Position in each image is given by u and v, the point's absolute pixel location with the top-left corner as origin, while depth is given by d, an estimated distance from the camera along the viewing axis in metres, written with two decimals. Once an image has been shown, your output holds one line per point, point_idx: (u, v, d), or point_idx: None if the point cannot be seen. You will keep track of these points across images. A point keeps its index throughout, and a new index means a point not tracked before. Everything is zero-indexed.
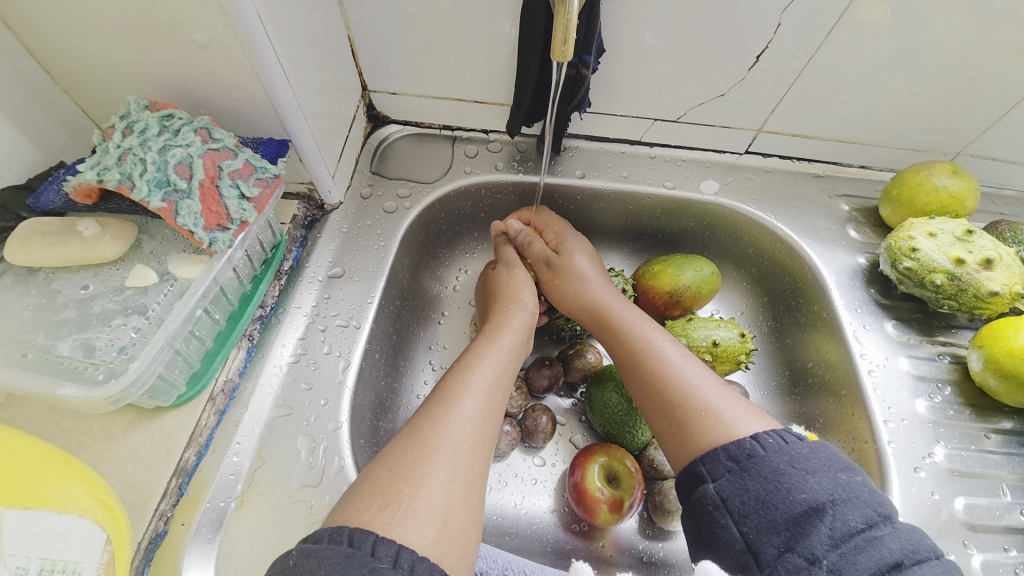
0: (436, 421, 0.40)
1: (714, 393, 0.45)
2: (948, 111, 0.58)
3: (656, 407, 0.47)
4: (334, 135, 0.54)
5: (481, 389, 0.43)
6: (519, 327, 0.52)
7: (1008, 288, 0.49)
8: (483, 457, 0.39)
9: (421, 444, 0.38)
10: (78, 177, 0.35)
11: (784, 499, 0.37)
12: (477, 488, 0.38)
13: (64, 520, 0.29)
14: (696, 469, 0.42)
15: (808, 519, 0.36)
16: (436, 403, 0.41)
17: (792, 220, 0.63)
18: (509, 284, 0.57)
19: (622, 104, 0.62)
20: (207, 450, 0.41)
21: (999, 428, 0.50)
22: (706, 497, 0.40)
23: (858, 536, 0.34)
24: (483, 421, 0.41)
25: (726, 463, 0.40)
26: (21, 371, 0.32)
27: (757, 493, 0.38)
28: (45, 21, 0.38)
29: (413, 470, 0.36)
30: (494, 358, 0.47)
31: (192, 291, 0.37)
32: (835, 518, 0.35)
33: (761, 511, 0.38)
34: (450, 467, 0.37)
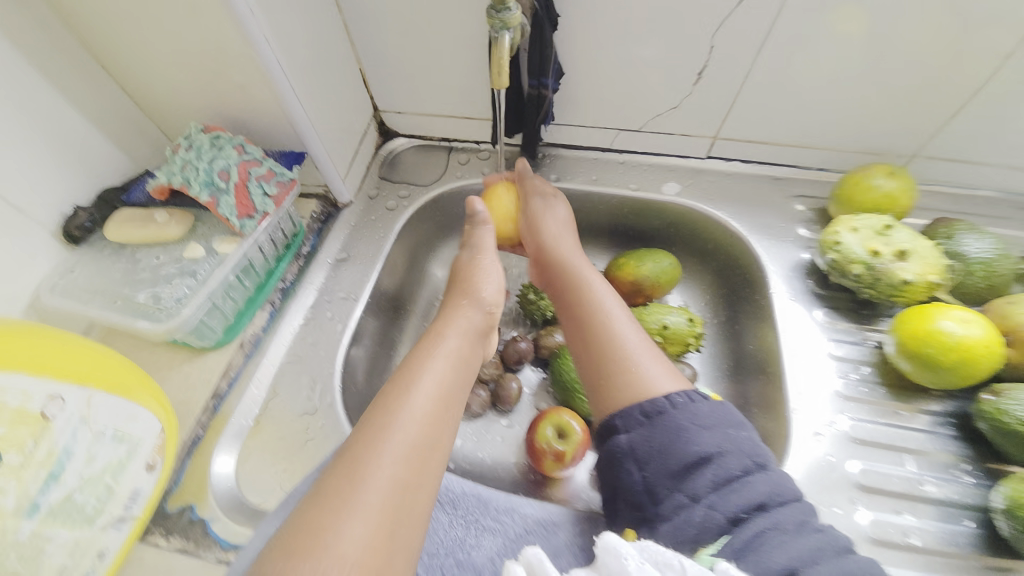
0: (378, 421, 0.39)
1: (639, 355, 0.50)
2: (889, 115, 0.63)
3: (591, 363, 0.51)
4: (345, 148, 0.68)
5: (427, 392, 0.43)
6: (467, 325, 0.53)
7: (920, 277, 0.53)
8: (425, 462, 0.39)
9: (361, 446, 0.37)
10: (156, 180, 0.50)
11: (681, 450, 0.43)
12: (416, 493, 0.37)
13: (133, 407, 0.42)
14: (615, 420, 0.47)
15: (697, 466, 0.42)
16: (378, 406, 0.41)
17: (745, 218, 0.70)
18: (476, 264, 0.61)
19: (589, 117, 0.71)
20: (235, 382, 0.55)
21: (922, 408, 0.53)
22: (617, 446, 0.46)
23: (734, 482, 0.41)
24: (421, 444, 0.39)
25: (639, 416, 0.46)
26: (114, 312, 0.47)
27: (661, 444, 0.44)
28: (138, 69, 0.53)
29: (348, 476, 0.36)
30: (435, 371, 0.45)
31: (228, 262, 0.51)
32: (721, 466, 0.42)
33: (661, 459, 0.44)
34: (388, 472, 0.36)
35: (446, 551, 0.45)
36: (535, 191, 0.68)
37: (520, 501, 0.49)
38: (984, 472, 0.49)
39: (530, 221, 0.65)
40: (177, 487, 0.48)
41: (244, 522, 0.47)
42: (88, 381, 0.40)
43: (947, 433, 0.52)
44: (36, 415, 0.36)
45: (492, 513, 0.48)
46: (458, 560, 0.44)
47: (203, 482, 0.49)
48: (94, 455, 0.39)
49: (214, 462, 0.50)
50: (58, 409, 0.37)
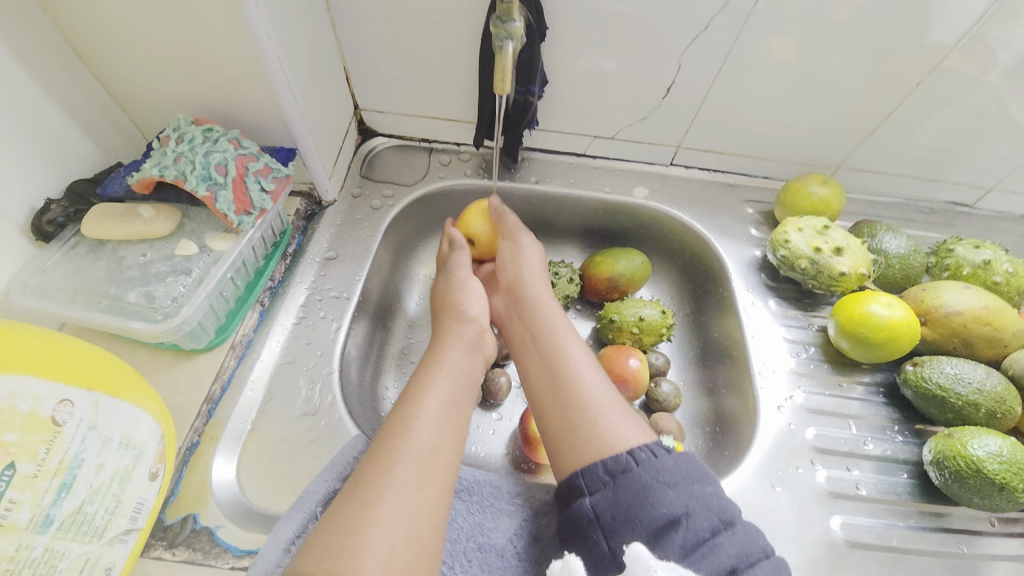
0: (381, 463, 0.42)
1: (603, 406, 0.49)
2: (821, 132, 0.73)
3: (556, 413, 0.51)
4: (331, 146, 0.67)
5: (426, 424, 0.45)
6: (467, 335, 0.57)
7: (853, 270, 0.63)
8: (432, 493, 0.42)
9: (364, 492, 0.40)
10: (142, 173, 0.48)
11: (649, 514, 0.42)
12: (427, 523, 0.40)
13: (136, 411, 0.40)
14: (577, 482, 0.46)
15: (665, 530, 0.42)
16: (379, 447, 0.43)
17: (706, 220, 0.78)
18: (455, 291, 0.61)
19: (567, 124, 0.76)
20: (229, 385, 0.53)
21: (857, 379, 0.64)
22: (583, 512, 0.45)
23: (702, 545, 0.41)
24: (434, 451, 0.44)
25: (603, 479, 0.45)
26: (99, 313, 0.45)
27: (628, 508, 0.43)
28: (123, 62, 0.51)
29: (353, 518, 0.38)
30: (440, 384, 0.49)
31: (225, 260, 0.50)
32: (687, 530, 0.41)
33: (630, 525, 0.43)
34: (392, 509, 0.39)
35: (466, 535, 0.48)
36: (511, 232, 0.66)
37: (528, 483, 0.54)
38: (909, 431, 0.61)
39: (507, 266, 0.64)
40: (175, 497, 0.46)
41: (254, 528, 0.46)
42: (95, 384, 0.37)
43: (880, 400, 0.63)
44: (46, 421, 0.34)
45: (505, 497, 0.52)
46: (478, 543, 0.48)
47: (204, 490, 0.47)
48: (103, 462, 0.37)
49: (211, 469, 0.48)
50: (67, 414, 0.35)
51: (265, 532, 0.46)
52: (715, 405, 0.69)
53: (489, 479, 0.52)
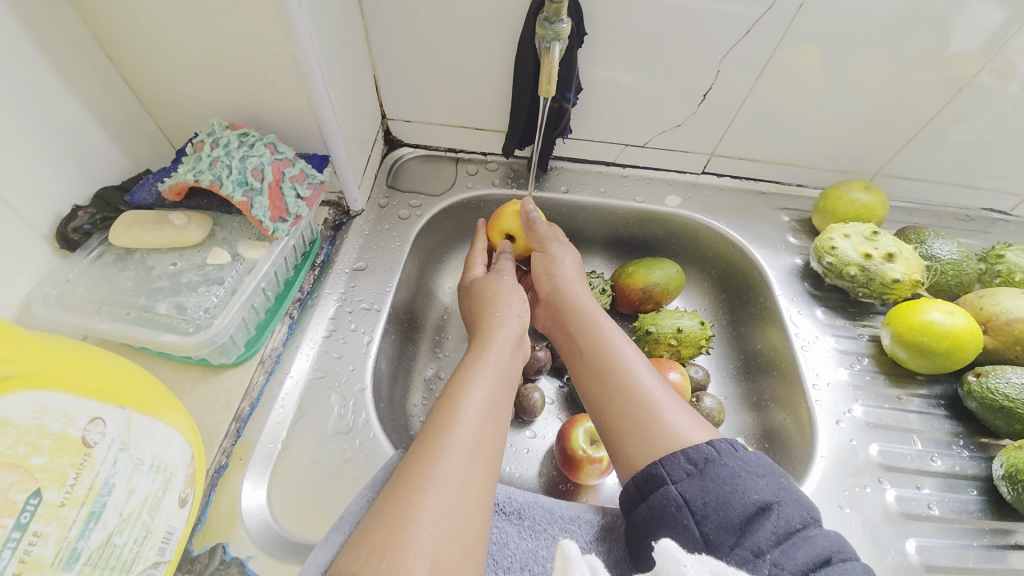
0: (424, 458, 0.38)
1: (662, 400, 0.48)
2: (860, 138, 0.71)
3: (615, 416, 0.49)
4: (359, 154, 0.65)
5: (472, 419, 0.42)
6: (507, 335, 0.52)
7: (907, 276, 0.61)
8: (477, 491, 0.38)
9: (409, 486, 0.36)
10: (175, 178, 0.46)
11: (739, 500, 0.40)
12: (472, 521, 0.37)
13: (168, 430, 0.37)
14: (656, 471, 0.44)
15: (757, 517, 0.40)
16: (424, 440, 0.40)
17: (742, 228, 0.75)
18: (494, 291, 0.58)
19: (598, 132, 0.74)
20: (258, 403, 0.50)
21: (916, 392, 0.61)
22: (668, 499, 0.43)
23: (796, 534, 0.38)
24: (479, 447, 0.40)
25: (686, 466, 0.43)
26: (128, 325, 0.42)
27: (717, 494, 0.41)
28: (158, 66, 0.49)
29: (398, 514, 0.35)
30: (483, 378, 0.46)
31: (258, 269, 0.47)
32: (780, 517, 0.39)
33: (720, 512, 0.40)
34: (438, 506, 0.36)
35: (521, 564, 0.47)
36: (542, 241, 0.63)
37: (582, 507, 0.51)
38: (975, 445, 0.58)
39: (543, 280, 0.62)
40: (202, 525, 0.43)
41: (288, 559, 0.42)
42: (126, 401, 0.34)
43: (941, 412, 0.60)
44: (76, 443, 0.31)
45: (559, 522, 0.50)
46: (534, 572, 0.47)
47: (233, 516, 0.44)
48: (134, 487, 0.33)
49: (239, 495, 0.45)
50: (98, 434, 0.32)
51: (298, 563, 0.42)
52: (762, 419, 0.66)
53: (539, 501, 0.51)
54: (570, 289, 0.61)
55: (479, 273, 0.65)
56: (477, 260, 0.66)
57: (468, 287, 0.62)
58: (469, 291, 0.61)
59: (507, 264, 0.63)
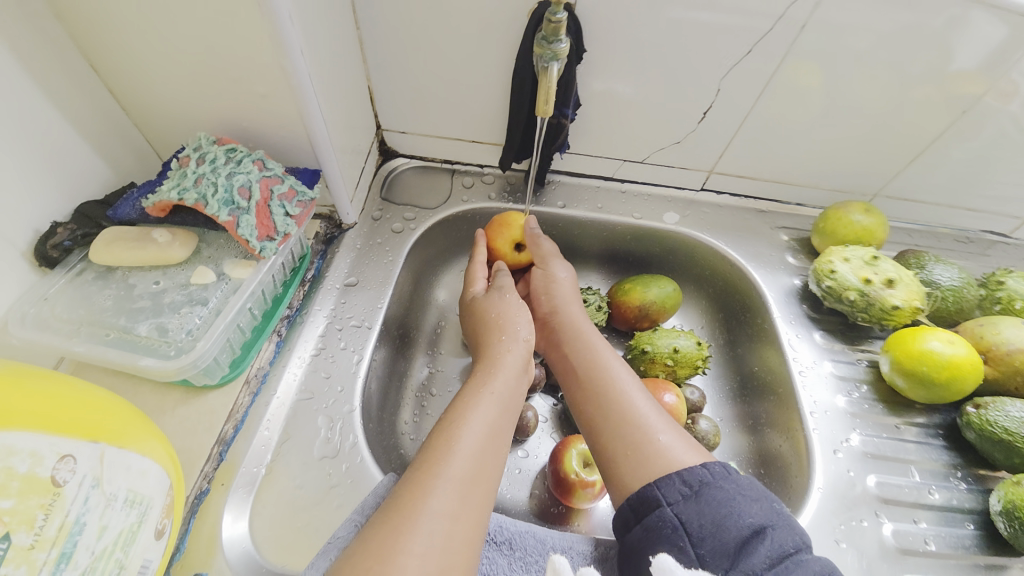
0: (416, 487, 0.37)
1: (654, 420, 0.47)
2: (860, 159, 0.71)
3: (609, 436, 0.48)
4: (353, 167, 0.64)
5: (468, 450, 0.40)
6: (513, 362, 0.50)
7: (907, 302, 0.60)
8: (469, 526, 0.37)
9: (398, 515, 0.35)
10: (159, 196, 0.45)
11: (733, 523, 0.40)
12: (461, 556, 0.35)
13: (145, 460, 0.36)
14: (651, 492, 0.43)
15: (751, 540, 0.39)
16: (418, 468, 0.39)
17: (741, 247, 0.74)
18: (494, 310, 0.56)
19: (596, 147, 0.73)
20: (242, 425, 0.49)
21: (913, 421, 0.61)
22: (664, 520, 0.41)
23: (790, 558, 0.37)
24: (474, 480, 0.39)
25: (681, 487, 0.42)
26: (106, 347, 0.41)
27: (713, 516, 0.40)
28: (144, 77, 0.48)
29: (385, 545, 0.33)
30: (486, 406, 0.45)
31: (244, 288, 0.46)
32: (774, 541, 0.38)
33: (716, 534, 0.39)
34: (426, 540, 0.34)
35: None
36: (544, 257, 0.63)
37: (574, 537, 0.50)
38: (973, 477, 0.57)
39: (541, 298, 0.62)
40: (181, 554, 0.41)
41: None
42: (99, 435, 0.33)
43: (939, 443, 0.59)
44: (45, 483, 0.29)
45: (550, 552, 0.49)
46: None
47: (213, 546, 0.42)
48: (106, 524, 0.32)
49: (219, 524, 0.43)
50: (68, 472, 0.30)
51: None
52: (758, 443, 0.65)
53: (530, 530, 0.50)
54: (567, 307, 0.60)
55: (480, 289, 0.61)
56: (479, 274, 0.63)
57: (469, 304, 0.60)
58: (471, 308, 0.59)
59: (508, 280, 0.60)
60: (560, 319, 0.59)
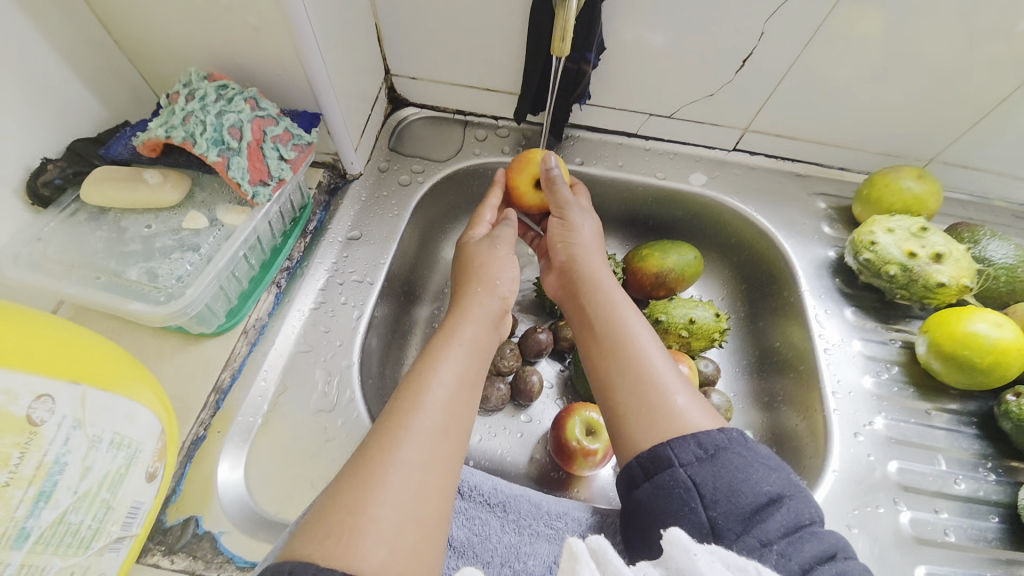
0: (385, 439, 0.36)
1: (670, 381, 0.44)
2: (919, 119, 0.62)
3: (621, 392, 0.45)
4: (358, 113, 0.60)
5: (438, 401, 0.39)
6: (481, 315, 0.48)
7: (954, 280, 0.55)
8: (440, 475, 0.36)
9: (368, 466, 0.34)
10: (149, 134, 0.43)
11: (750, 489, 0.37)
12: (433, 505, 0.35)
13: (131, 404, 0.35)
14: (664, 452, 0.40)
15: (767, 508, 0.37)
16: (387, 418, 0.37)
17: (772, 213, 0.68)
18: (479, 261, 0.53)
19: (620, 99, 0.67)
20: (239, 374, 0.48)
21: (945, 407, 0.56)
22: (676, 481, 0.39)
23: (804, 529, 0.36)
24: (443, 432, 0.37)
25: (696, 449, 0.39)
26: (98, 289, 0.41)
27: (729, 481, 0.38)
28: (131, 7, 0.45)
29: (356, 496, 0.33)
30: (455, 357, 0.43)
31: (237, 236, 0.45)
32: (791, 510, 0.37)
33: (731, 498, 0.37)
34: (398, 491, 0.33)
35: (502, 559, 0.45)
36: (561, 205, 0.58)
37: (571, 503, 0.49)
38: (1003, 469, 0.53)
39: (558, 248, 0.58)
40: (176, 496, 0.42)
41: (261, 537, 0.41)
42: (81, 376, 0.33)
43: (971, 431, 0.55)
44: (21, 421, 0.29)
45: (545, 517, 0.48)
46: (515, 569, 0.45)
47: (208, 490, 0.43)
48: (90, 465, 0.32)
49: (215, 470, 0.44)
50: (46, 412, 0.30)
51: (271, 542, 0.41)
52: (772, 420, 0.63)
53: (526, 495, 0.49)
54: (586, 259, 0.55)
55: (481, 233, 0.58)
56: (483, 219, 0.60)
57: (461, 248, 0.57)
58: (461, 251, 0.56)
59: (507, 233, 0.57)
60: (580, 269, 0.55)
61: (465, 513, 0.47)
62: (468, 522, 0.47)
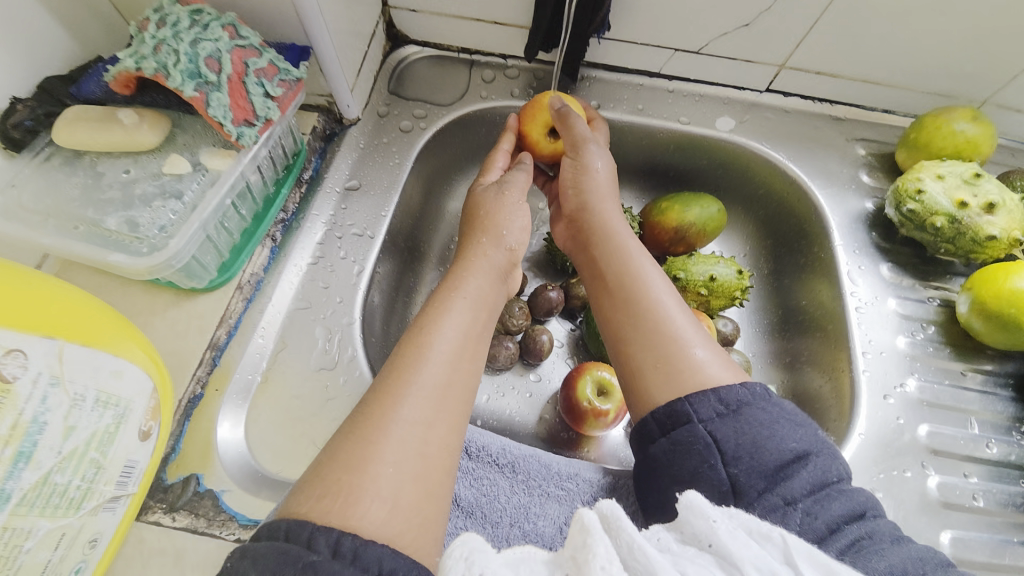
0: (385, 395, 0.33)
1: (688, 333, 0.41)
2: (983, 52, 0.55)
3: (636, 345, 0.42)
4: (353, 50, 0.54)
5: (441, 357, 0.36)
6: (486, 267, 0.45)
7: (1006, 233, 0.50)
8: (445, 432, 0.34)
9: (367, 424, 0.32)
10: (118, 67, 0.39)
11: (775, 446, 0.35)
12: (438, 463, 0.32)
13: (117, 361, 0.33)
14: (682, 407, 0.37)
15: (792, 465, 0.34)
16: (387, 374, 0.35)
17: (805, 161, 0.63)
18: (487, 208, 0.49)
19: (643, 33, 0.59)
20: (236, 331, 0.46)
21: (981, 368, 0.53)
22: (695, 437, 0.36)
23: (832, 487, 0.33)
24: (447, 389, 0.35)
25: (716, 405, 0.37)
26: (75, 240, 0.38)
27: (752, 437, 0.35)
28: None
29: (354, 454, 0.31)
30: (457, 312, 0.40)
31: (222, 182, 0.42)
32: (818, 468, 0.34)
33: (754, 455, 0.35)
34: (399, 449, 0.31)
35: (510, 520, 0.44)
36: (576, 142, 0.52)
37: (582, 465, 0.47)
38: None
39: (569, 194, 0.53)
40: (176, 455, 0.41)
41: (264, 495, 0.40)
42: (55, 331, 0.30)
43: (1007, 394, 0.52)
44: None
45: (554, 479, 0.46)
46: (523, 529, 0.44)
47: (208, 449, 0.41)
48: (73, 424, 0.30)
49: (215, 429, 0.42)
50: (19, 367, 0.28)
51: (274, 500, 0.40)
52: (793, 381, 0.60)
53: (535, 456, 0.47)
54: (599, 207, 0.51)
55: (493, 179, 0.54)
56: (495, 164, 0.56)
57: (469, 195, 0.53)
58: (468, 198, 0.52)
59: (520, 178, 0.51)
60: (592, 217, 0.51)
61: (473, 474, 0.46)
62: (475, 483, 0.45)
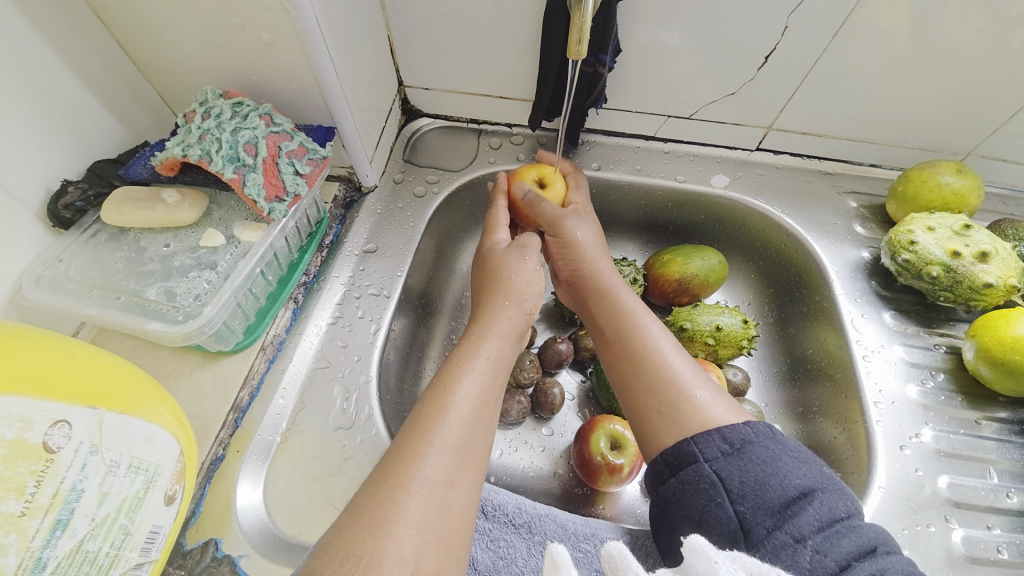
0: (409, 455, 0.34)
1: (687, 374, 0.42)
2: (958, 112, 0.59)
3: (640, 388, 0.43)
4: (372, 125, 0.59)
5: (462, 416, 0.37)
6: (506, 329, 0.46)
7: (1002, 280, 0.52)
8: (463, 495, 0.35)
9: (390, 485, 0.33)
10: (166, 153, 0.44)
11: (779, 482, 0.35)
12: (455, 523, 0.33)
13: (150, 427, 0.35)
14: (687, 447, 0.38)
15: (798, 501, 0.34)
16: (409, 433, 0.36)
17: (799, 214, 0.65)
18: (508, 272, 0.50)
19: (637, 103, 0.64)
20: (258, 392, 0.48)
21: (994, 416, 0.53)
22: (701, 476, 0.37)
23: (840, 523, 0.33)
24: (464, 450, 0.36)
25: (720, 444, 0.37)
26: (117, 310, 0.42)
27: (757, 475, 0.35)
28: (152, 30, 0.45)
29: (379, 515, 0.31)
30: (478, 372, 0.41)
31: (253, 252, 0.46)
32: (824, 504, 0.34)
33: (760, 492, 0.35)
34: (422, 509, 0.32)
35: None
36: (551, 221, 0.55)
37: (599, 524, 0.47)
38: None
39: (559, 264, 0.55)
40: (196, 519, 0.42)
41: (281, 560, 0.41)
42: (98, 401, 0.32)
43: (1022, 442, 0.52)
44: (36, 449, 0.28)
45: (570, 539, 0.46)
46: None
47: (227, 513, 0.42)
48: (107, 491, 0.32)
49: (235, 491, 0.43)
50: (63, 438, 0.30)
51: (291, 565, 0.40)
52: (809, 432, 0.59)
53: (552, 515, 0.47)
54: (590, 260, 0.53)
55: (502, 241, 0.55)
56: (499, 224, 0.57)
57: (486, 255, 0.53)
58: (486, 259, 0.53)
59: (534, 242, 0.54)
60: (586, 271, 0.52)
61: (489, 535, 0.45)
62: (491, 545, 0.45)
